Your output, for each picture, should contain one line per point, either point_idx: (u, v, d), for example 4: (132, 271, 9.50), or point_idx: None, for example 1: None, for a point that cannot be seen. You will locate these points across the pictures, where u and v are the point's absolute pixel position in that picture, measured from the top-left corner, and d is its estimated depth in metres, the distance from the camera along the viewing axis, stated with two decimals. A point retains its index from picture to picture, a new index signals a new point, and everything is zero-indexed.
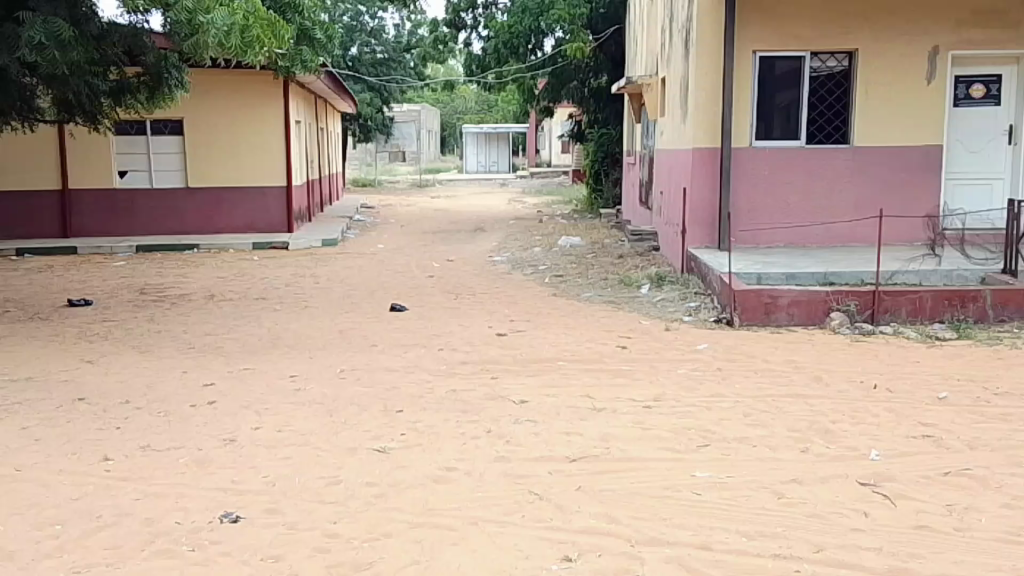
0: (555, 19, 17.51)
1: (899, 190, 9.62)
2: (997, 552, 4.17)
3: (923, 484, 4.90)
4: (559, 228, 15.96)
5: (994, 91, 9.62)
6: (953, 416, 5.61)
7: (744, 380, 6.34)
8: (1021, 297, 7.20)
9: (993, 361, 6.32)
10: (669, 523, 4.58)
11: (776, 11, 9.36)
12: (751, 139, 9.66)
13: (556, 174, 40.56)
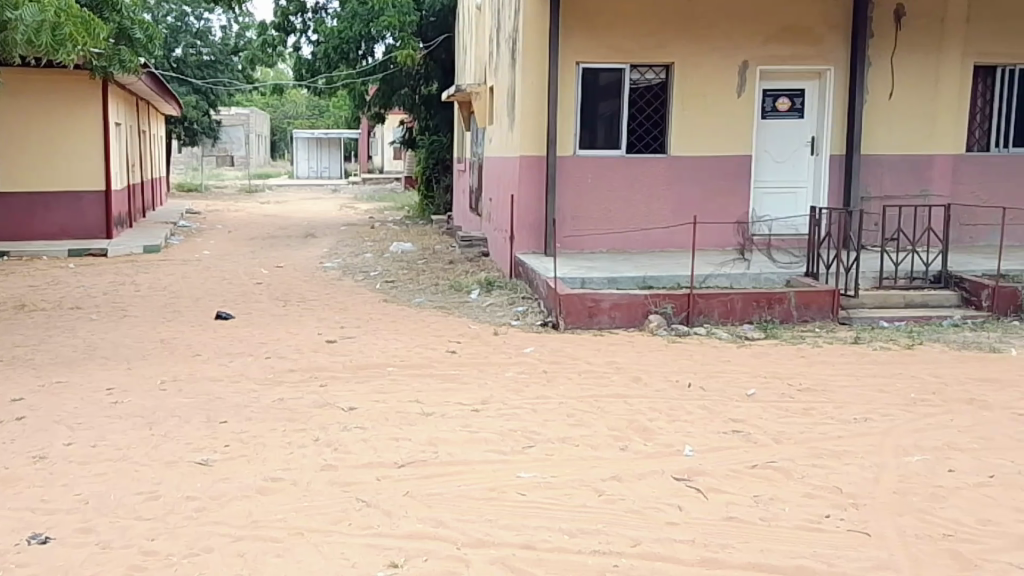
0: (385, 25, 17.48)
1: (716, 199, 10.14)
2: (800, 540, 4.41)
3: (733, 477, 5.14)
4: (391, 234, 16.03)
5: (798, 104, 10.26)
6: (761, 411, 5.91)
7: (568, 381, 6.52)
8: (821, 299, 7.64)
9: (797, 359, 6.72)
10: (493, 523, 4.64)
11: (598, 24, 9.65)
12: (574, 147, 9.90)
13: (388, 179, 40.65)
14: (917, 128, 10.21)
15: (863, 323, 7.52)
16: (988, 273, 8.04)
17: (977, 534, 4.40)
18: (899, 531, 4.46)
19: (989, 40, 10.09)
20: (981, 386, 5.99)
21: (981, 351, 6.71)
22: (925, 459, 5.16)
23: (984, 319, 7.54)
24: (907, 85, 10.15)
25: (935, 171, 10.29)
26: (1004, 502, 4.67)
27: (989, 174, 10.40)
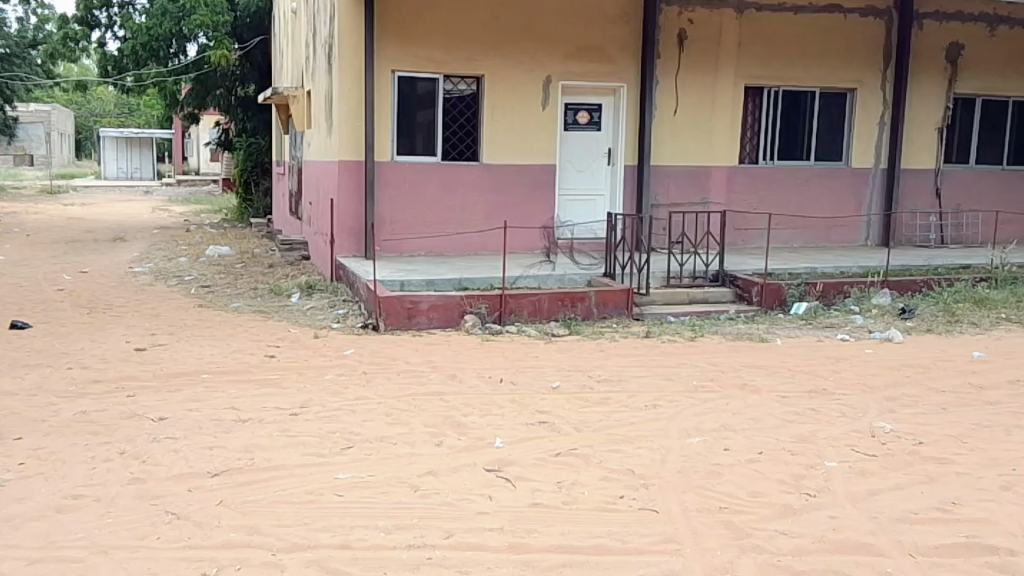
0: (197, 25, 17.14)
1: (526, 204, 10.64)
2: (598, 520, 4.79)
3: (539, 465, 5.49)
4: (208, 237, 15.54)
5: (596, 118, 10.98)
6: (565, 402, 6.32)
7: (387, 381, 6.68)
8: (618, 297, 8.20)
9: (596, 352, 7.24)
10: (309, 527, 4.67)
11: (412, 33, 9.91)
12: (392, 154, 10.10)
13: (205, 181, 38.94)
14: (699, 142, 11.21)
15: (654, 318, 8.18)
16: (758, 272, 8.97)
17: (748, 505, 4.95)
18: (683, 507, 4.93)
19: (761, 63, 11.27)
20: (752, 372, 6.73)
21: (752, 341, 7.52)
22: (705, 439, 5.74)
23: (754, 313, 8.40)
24: (687, 102, 11.11)
25: (713, 182, 11.35)
26: (770, 474, 5.29)
27: (760, 184, 11.54)
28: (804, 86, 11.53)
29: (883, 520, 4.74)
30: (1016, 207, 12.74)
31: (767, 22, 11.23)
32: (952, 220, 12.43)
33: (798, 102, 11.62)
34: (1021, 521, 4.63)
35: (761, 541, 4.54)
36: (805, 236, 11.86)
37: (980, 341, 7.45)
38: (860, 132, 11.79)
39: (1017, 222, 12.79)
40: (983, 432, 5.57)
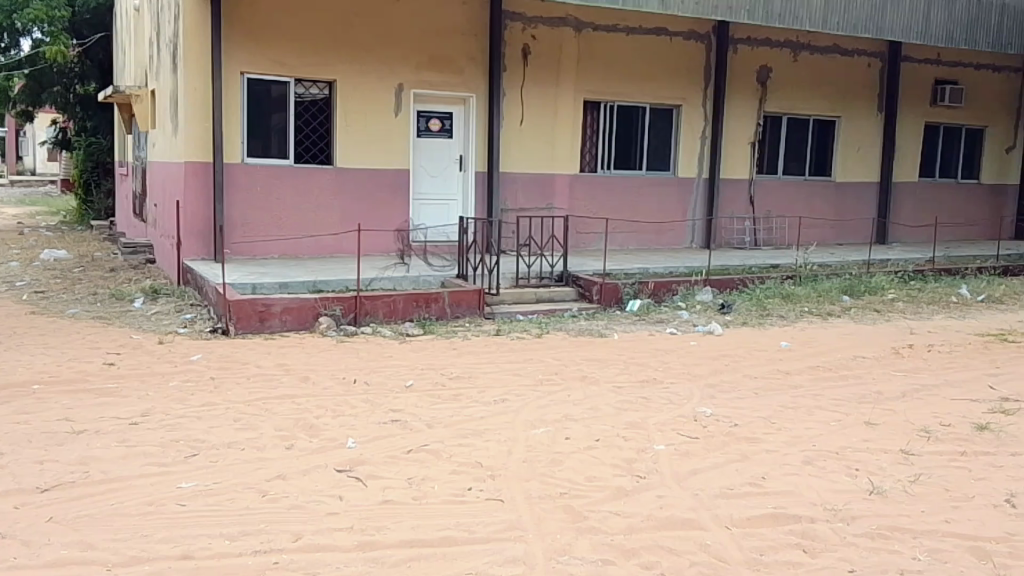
0: (32, 19, 16.18)
1: (380, 208, 10.80)
2: (445, 514, 4.93)
3: (389, 462, 5.60)
4: (43, 240, 14.59)
5: (448, 125, 11.31)
6: (416, 399, 6.49)
7: (236, 386, 6.60)
8: (470, 297, 8.48)
9: (449, 350, 7.47)
10: (149, 539, 4.51)
11: (260, 36, 9.83)
12: (242, 155, 9.98)
13: (42, 183, 36.35)
14: (543, 151, 11.75)
15: (503, 317, 8.53)
16: (597, 272, 9.53)
17: (586, 490, 5.28)
18: (526, 495, 5.19)
19: (599, 79, 11.97)
20: (591, 365, 7.18)
21: (592, 336, 8.00)
22: (548, 430, 6.07)
23: (594, 310, 8.92)
24: (534, 113, 11.65)
25: (556, 188, 11.91)
26: (605, 459, 5.67)
27: (600, 190, 12.23)
28: (635, 101, 12.36)
29: (704, 496, 5.19)
30: (818, 213, 14.16)
31: (603, 41, 11.94)
32: (764, 224, 13.66)
33: (632, 116, 12.49)
34: (819, 491, 5.22)
35: (597, 523, 4.86)
36: (638, 238, 12.67)
37: (786, 331, 8.29)
38: (684, 145, 12.78)
39: (819, 226, 14.23)
40: (788, 412, 6.22)
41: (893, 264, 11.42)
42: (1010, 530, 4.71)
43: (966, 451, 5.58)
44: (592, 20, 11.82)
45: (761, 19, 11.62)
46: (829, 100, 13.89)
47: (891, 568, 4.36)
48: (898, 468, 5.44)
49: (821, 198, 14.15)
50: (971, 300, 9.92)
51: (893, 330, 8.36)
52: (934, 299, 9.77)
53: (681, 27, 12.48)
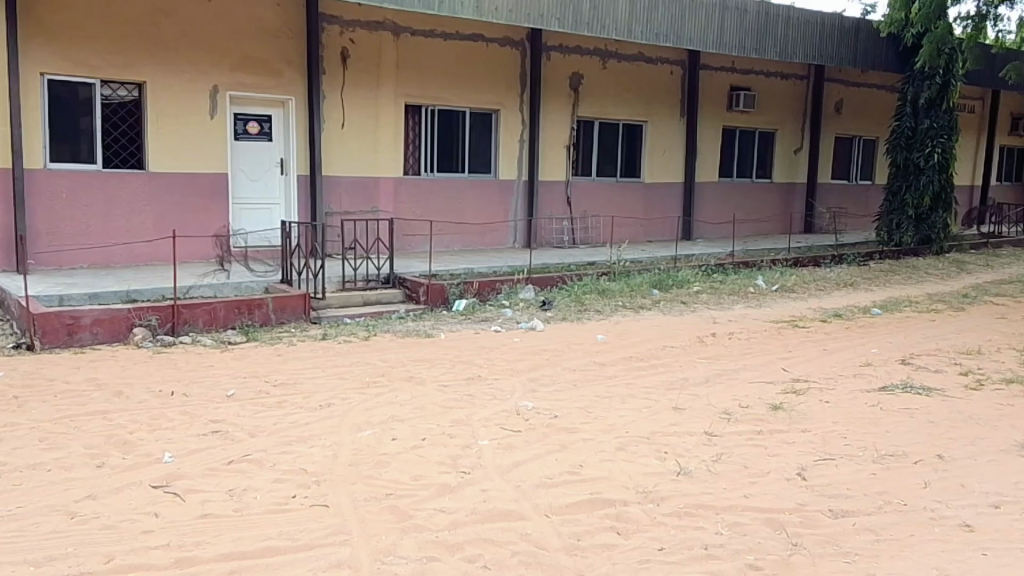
0: None
1: (195, 213, 10.63)
2: (268, 524, 4.65)
3: (207, 476, 5.23)
4: None
5: (266, 128, 11.27)
6: (238, 408, 6.30)
7: (42, 405, 6.17)
8: (295, 302, 8.45)
9: (273, 357, 7.36)
10: None
11: (55, 34, 9.45)
12: (45, 161, 9.54)
13: None
14: (365, 155, 11.92)
15: (329, 321, 8.51)
16: (424, 274, 9.69)
17: (411, 488, 5.19)
18: (351, 498, 5.02)
19: (417, 84, 12.25)
20: (418, 365, 7.24)
21: (419, 337, 8.08)
22: (374, 431, 5.98)
23: (421, 311, 9.03)
24: (354, 116, 11.79)
25: (379, 192, 12.14)
26: (431, 457, 5.63)
27: (423, 194, 12.54)
28: (456, 105, 12.75)
29: (525, 487, 5.25)
30: (629, 213, 15.12)
31: (420, 47, 12.20)
32: (580, 224, 14.44)
33: (452, 121, 12.87)
34: (632, 474, 5.39)
35: (422, 521, 4.76)
36: (463, 239, 13.12)
37: (603, 324, 8.70)
38: (504, 149, 13.32)
39: (630, 225, 15.18)
40: (603, 402, 6.50)
41: (698, 258, 12.09)
42: (800, 500, 5.02)
43: (762, 430, 5.96)
44: (412, 26, 12.05)
45: (569, 27, 12.10)
46: (636, 105, 14.85)
47: (696, 543, 4.56)
48: (702, 448, 5.71)
49: (631, 199, 15.10)
50: (766, 290, 10.77)
51: (698, 321, 8.96)
52: (735, 290, 10.52)
53: (496, 33, 12.93)
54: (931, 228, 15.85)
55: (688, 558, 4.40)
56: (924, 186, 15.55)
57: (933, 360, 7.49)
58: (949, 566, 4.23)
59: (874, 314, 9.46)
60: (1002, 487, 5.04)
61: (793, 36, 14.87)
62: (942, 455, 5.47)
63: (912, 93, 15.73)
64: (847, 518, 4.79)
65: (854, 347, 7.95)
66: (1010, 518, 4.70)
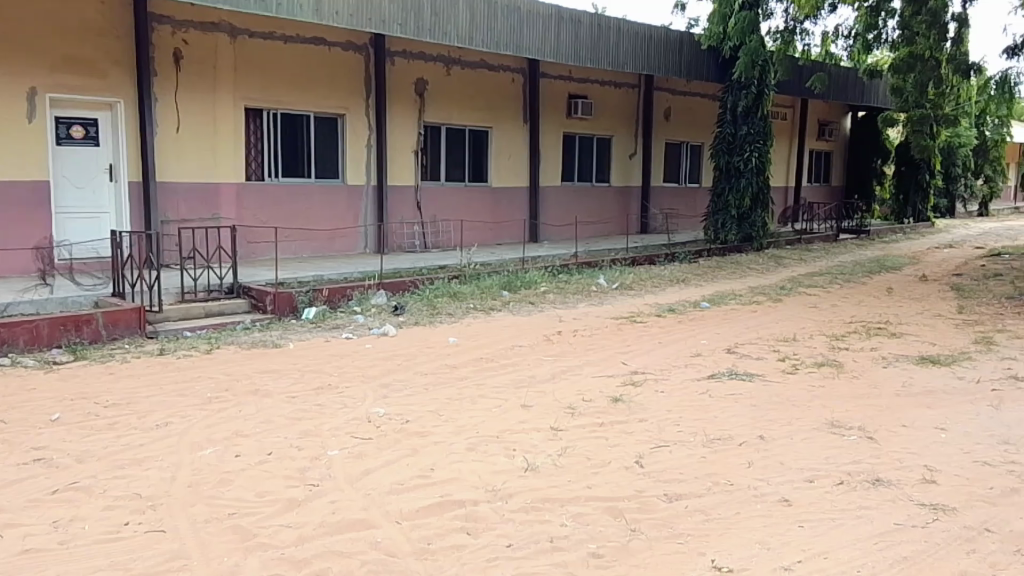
0: None
1: (13, 224, 9.87)
2: (96, 554, 4.37)
3: (28, 508, 4.86)
4: None
5: (92, 133, 10.60)
6: (64, 433, 5.89)
7: None
8: (128, 316, 7.98)
9: (105, 376, 6.93)
10: None
11: None
12: None
13: None
14: (201, 160, 11.52)
15: (167, 335, 8.09)
16: (270, 282, 9.46)
17: (256, 506, 5.02)
18: (190, 522, 4.79)
19: (256, 88, 11.95)
20: (264, 377, 7.05)
21: (266, 347, 7.88)
22: (216, 449, 5.77)
23: (268, 320, 8.79)
24: (189, 120, 11.33)
25: (220, 198, 11.79)
26: (277, 471, 5.48)
27: (266, 200, 12.26)
28: (298, 109, 12.54)
29: (375, 495, 5.21)
30: (476, 216, 15.43)
31: (259, 49, 11.90)
32: (430, 228, 14.63)
33: (295, 125, 12.64)
34: (481, 474, 5.48)
35: (267, 538, 4.62)
36: (311, 246, 12.90)
37: (454, 327, 8.83)
38: (350, 154, 13.25)
39: (477, 228, 15.48)
40: (453, 404, 6.58)
41: (544, 260, 12.50)
42: (638, 487, 5.29)
43: (603, 422, 6.23)
44: (248, 27, 11.74)
45: (412, 33, 12.16)
46: (483, 111, 15.14)
47: (543, 537, 4.70)
48: (548, 443, 5.90)
49: (478, 203, 15.41)
50: (607, 288, 11.27)
51: (545, 320, 9.24)
52: (579, 289, 10.93)
53: (340, 37, 12.81)
54: (752, 227, 17.10)
55: (534, 551, 4.52)
56: (744, 188, 16.70)
57: (755, 347, 8.12)
58: (769, 539, 4.59)
59: (704, 307, 10.13)
60: (814, 461, 5.53)
61: (625, 46, 15.64)
62: (763, 436, 5.92)
63: (731, 101, 16.76)
64: (680, 501, 5.10)
65: (687, 339, 8.48)
66: (823, 490, 5.16)
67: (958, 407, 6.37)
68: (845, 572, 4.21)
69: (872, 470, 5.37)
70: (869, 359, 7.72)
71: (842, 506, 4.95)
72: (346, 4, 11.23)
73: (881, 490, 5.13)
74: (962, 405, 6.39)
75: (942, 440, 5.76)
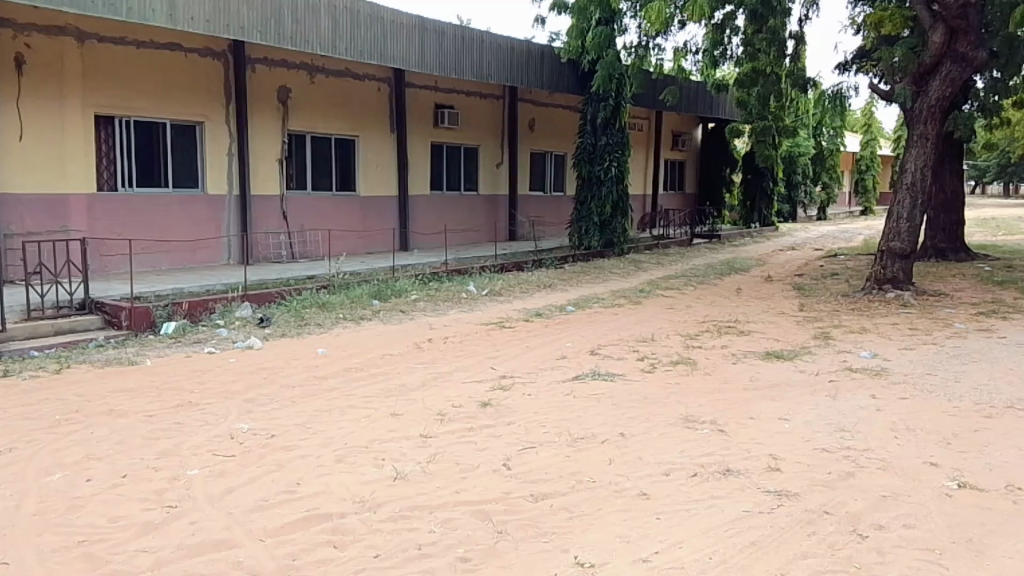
0: None
1: None
2: None
3: None
4: None
5: None
6: None
7: None
8: None
9: None
10: None
11: None
12: None
13: None
14: (47, 170, 10.92)
15: (12, 354, 7.58)
16: (125, 296, 9.08)
17: (109, 532, 4.74)
18: (35, 552, 4.48)
19: (108, 94, 11.45)
20: (119, 397, 6.74)
21: (121, 365, 7.55)
22: (67, 474, 5.46)
23: (124, 336, 8.42)
24: (34, 128, 10.75)
25: (71, 210, 11.21)
26: (134, 494, 5.22)
27: (120, 211, 11.76)
28: (153, 117, 12.12)
29: (238, 513, 5.02)
30: (345, 225, 15.30)
31: (111, 54, 11.40)
32: (298, 238, 14.43)
33: (151, 133, 12.20)
34: (348, 486, 5.39)
35: (120, 564, 4.36)
36: (170, 258, 12.49)
37: (323, 337, 8.76)
38: (211, 165, 12.95)
39: (346, 238, 15.38)
40: (321, 416, 6.51)
41: (415, 268, 12.54)
42: (505, 489, 5.36)
43: (472, 427, 6.32)
44: (97, 31, 11.18)
45: (273, 40, 11.94)
46: (348, 120, 15.08)
47: (409, 545, 4.64)
48: (417, 451, 5.91)
49: (348, 212, 15.33)
50: (477, 295, 11.43)
51: (415, 328, 9.29)
52: (449, 296, 11.05)
53: (195, 44, 12.48)
54: (613, 233, 17.80)
55: (401, 560, 4.46)
56: (605, 196, 17.37)
57: (617, 348, 8.45)
58: (629, 533, 4.73)
59: (569, 311, 10.47)
60: (670, 455, 5.79)
61: (490, 58, 15.93)
62: (623, 433, 6.16)
63: (591, 113, 17.39)
64: (545, 501, 5.19)
65: (553, 342, 8.73)
66: (678, 482, 5.40)
67: (799, 398, 6.85)
68: (697, 559, 4.38)
69: (722, 461, 5.67)
70: (721, 356, 8.19)
71: (696, 497, 5.18)
72: (202, 9, 10.92)
73: (732, 479, 5.41)
74: (803, 397, 6.87)
75: (785, 429, 6.17)
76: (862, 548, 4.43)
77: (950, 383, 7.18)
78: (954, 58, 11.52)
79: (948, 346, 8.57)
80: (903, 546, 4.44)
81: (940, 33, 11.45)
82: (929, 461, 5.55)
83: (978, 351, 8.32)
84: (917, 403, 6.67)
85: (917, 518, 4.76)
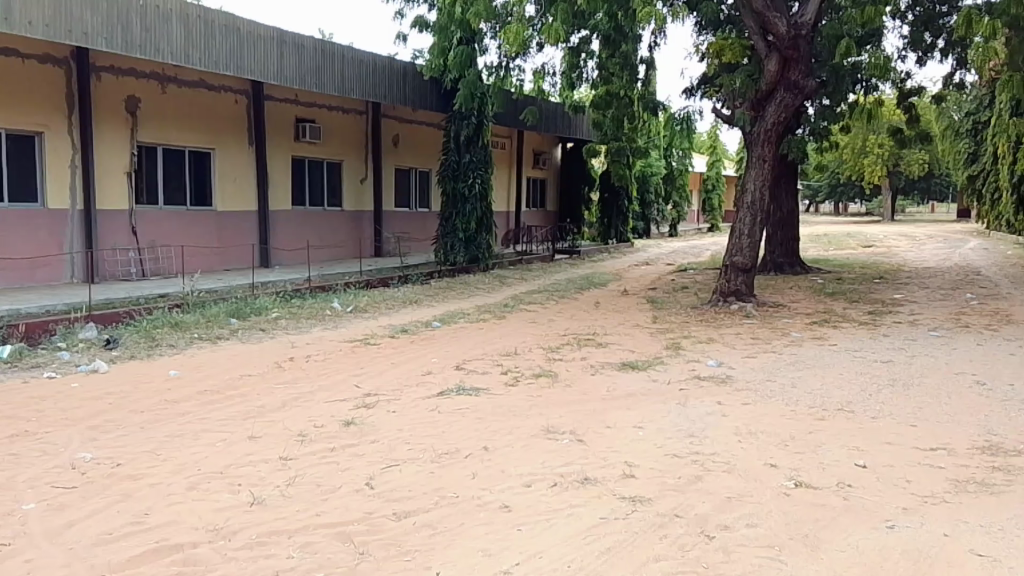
0: None
1: None
2: None
3: None
4: None
5: None
6: None
7: None
8: None
9: None
10: None
11: None
12: None
13: None
14: None
15: None
16: None
17: None
18: None
19: None
20: None
21: None
22: None
23: None
24: None
25: None
26: None
27: None
28: None
29: (79, 548, 4.67)
30: (201, 241, 14.71)
31: None
32: (149, 254, 13.74)
33: None
34: (201, 514, 5.13)
35: None
36: (7, 277, 11.64)
37: (176, 358, 8.40)
38: (52, 178, 12.15)
39: (203, 254, 14.76)
40: (173, 442, 6.23)
41: (275, 286, 12.24)
42: (368, 509, 5.28)
43: (334, 447, 6.24)
44: None
45: (119, 48, 11.38)
46: (204, 133, 14.52)
47: (267, 572, 4.45)
48: (276, 474, 5.75)
49: (204, 228, 14.74)
50: (341, 312, 11.27)
51: (275, 347, 9.06)
52: (311, 313, 10.85)
53: (34, 48, 11.66)
54: (478, 249, 17.98)
55: None
56: (469, 213, 17.56)
57: (481, 363, 8.59)
58: (491, 546, 4.78)
59: (435, 326, 10.53)
60: (532, 466, 5.94)
61: (353, 73, 15.77)
62: (487, 447, 6.26)
63: (454, 130, 17.56)
64: (408, 518, 5.16)
65: (418, 358, 8.76)
66: (539, 493, 5.52)
67: (652, 407, 7.20)
68: (557, 568, 4.50)
69: (581, 470, 5.87)
70: (580, 368, 8.50)
71: (556, 507, 5.32)
72: (41, 13, 10.31)
73: (589, 487, 5.60)
74: (655, 405, 7.24)
75: (638, 437, 6.46)
76: (709, 548, 4.70)
77: (787, 388, 7.76)
78: (787, 85, 12.44)
79: (784, 353, 9.26)
80: (747, 545, 4.73)
81: (774, 62, 12.42)
82: (769, 463, 5.97)
83: (811, 358, 9.05)
84: (758, 408, 7.16)
85: (758, 517, 5.09)
